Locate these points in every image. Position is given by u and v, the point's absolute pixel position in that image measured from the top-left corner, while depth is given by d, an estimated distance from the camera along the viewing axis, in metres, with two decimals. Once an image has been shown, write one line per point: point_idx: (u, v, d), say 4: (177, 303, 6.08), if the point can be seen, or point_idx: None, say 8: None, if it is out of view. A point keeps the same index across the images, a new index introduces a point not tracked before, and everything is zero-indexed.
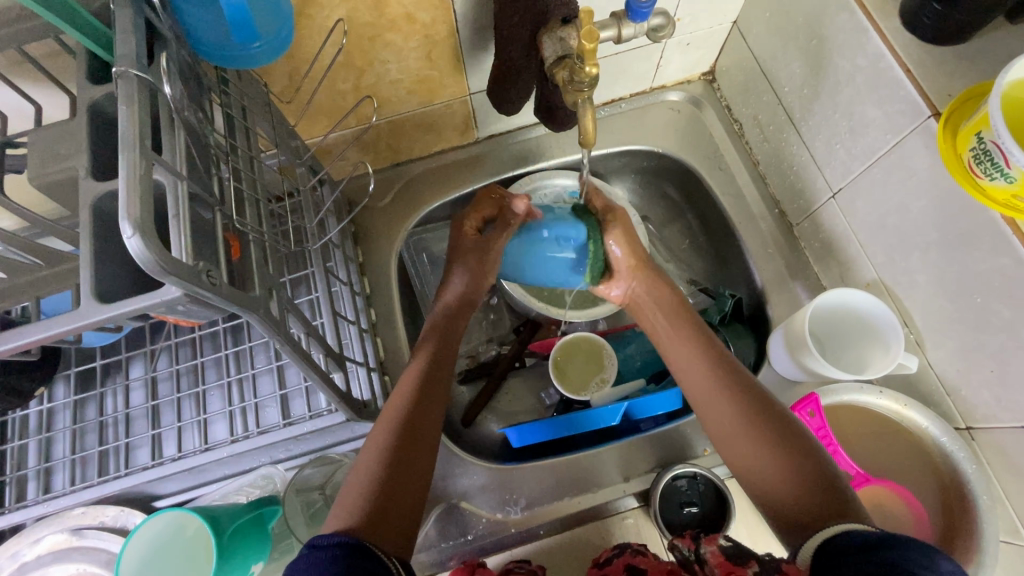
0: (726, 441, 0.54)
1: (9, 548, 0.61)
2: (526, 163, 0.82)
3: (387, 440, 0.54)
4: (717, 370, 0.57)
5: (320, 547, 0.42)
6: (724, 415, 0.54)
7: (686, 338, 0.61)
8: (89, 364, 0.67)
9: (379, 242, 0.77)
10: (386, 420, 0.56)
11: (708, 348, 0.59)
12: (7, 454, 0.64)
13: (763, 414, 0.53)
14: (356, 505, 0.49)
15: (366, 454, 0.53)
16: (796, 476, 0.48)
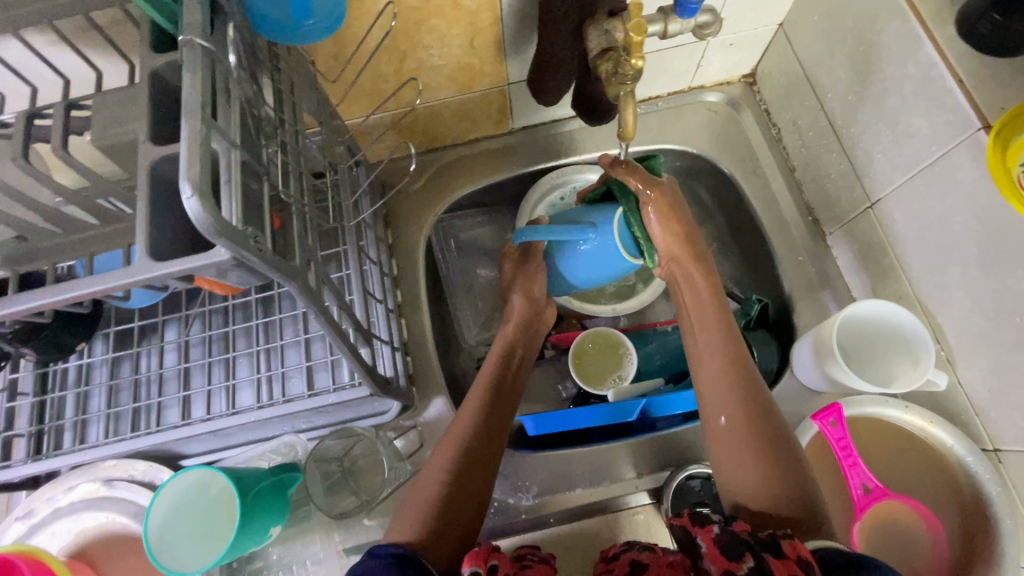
0: (718, 440, 0.54)
1: (48, 490, 0.64)
2: (557, 156, 0.82)
3: (452, 453, 0.57)
4: (733, 363, 0.57)
5: (377, 555, 0.46)
6: (728, 409, 0.54)
7: (713, 326, 0.61)
8: (128, 324, 0.70)
9: (410, 225, 0.79)
10: (452, 437, 0.59)
11: (733, 346, 0.58)
12: (48, 404, 0.68)
13: (765, 416, 0.53)
14: (419, 513, 0.52)
15: (430, 471, 0.56)
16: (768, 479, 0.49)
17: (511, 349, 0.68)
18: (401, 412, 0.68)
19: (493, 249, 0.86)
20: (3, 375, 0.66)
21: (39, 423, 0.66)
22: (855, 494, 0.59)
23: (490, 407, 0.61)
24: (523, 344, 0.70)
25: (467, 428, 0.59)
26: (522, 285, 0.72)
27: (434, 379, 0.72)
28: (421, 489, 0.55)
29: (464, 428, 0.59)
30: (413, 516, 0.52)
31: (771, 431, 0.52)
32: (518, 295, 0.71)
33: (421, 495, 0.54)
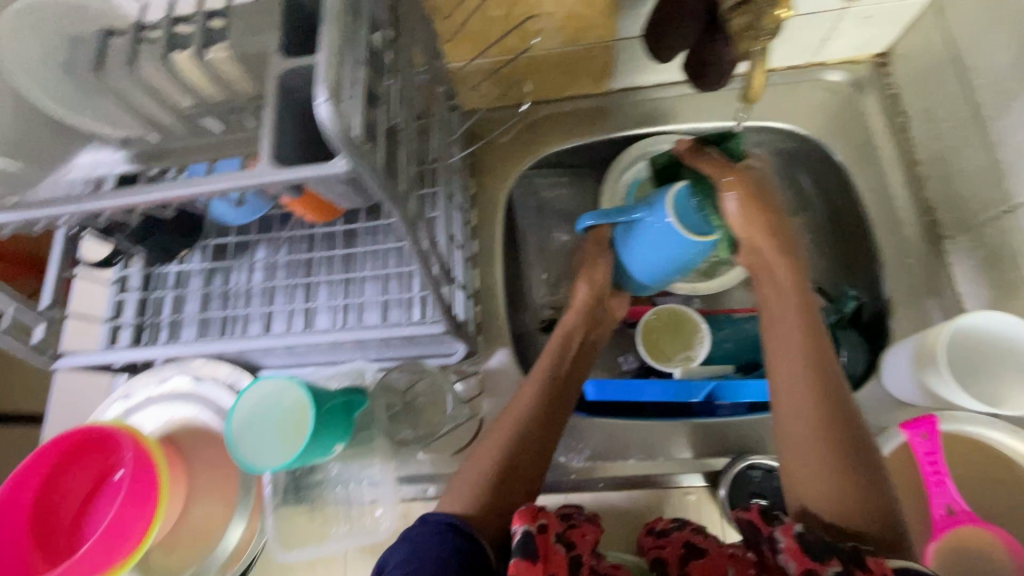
0: (791, 441, 0.52)
1: (146, 377, 0.71)
2: (653, 123, 0.79)
3: (508, 434, 0.58)
4: (812, 363, 0.53)
5: (429, 521, 0.49)
6: (804, 413, 0.52)
7: (792, 315, 0.56)
8: (225, 238, 0.74)
9: (494, 177, 0.79)
10: (516, 408, 0.59)
11: (814, 337, 0.54)
12: (149, 302, 0.74)
13: (841, 422, 0.51)
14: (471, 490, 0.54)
15: (486, 447, 0.57)
16: (851, 487, 0.48)
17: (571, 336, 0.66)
18: (465, 358, 0.69)
19: (572, 213, 0.85)
20: (116, 270, 0.73)
21: (141, 317, 0.72)
22: (936, 513, 0.56)
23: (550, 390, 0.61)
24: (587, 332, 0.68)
25: (525, 411, 0.59)
26: (590, 277, 0.69)
27: (499, 331, 0.72)
28: (474, 465, 0.56)
29: (524, 407, 0.59)
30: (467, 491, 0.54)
31: (848, 441, 0.50)
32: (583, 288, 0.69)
33: (476, 468, 0.56)
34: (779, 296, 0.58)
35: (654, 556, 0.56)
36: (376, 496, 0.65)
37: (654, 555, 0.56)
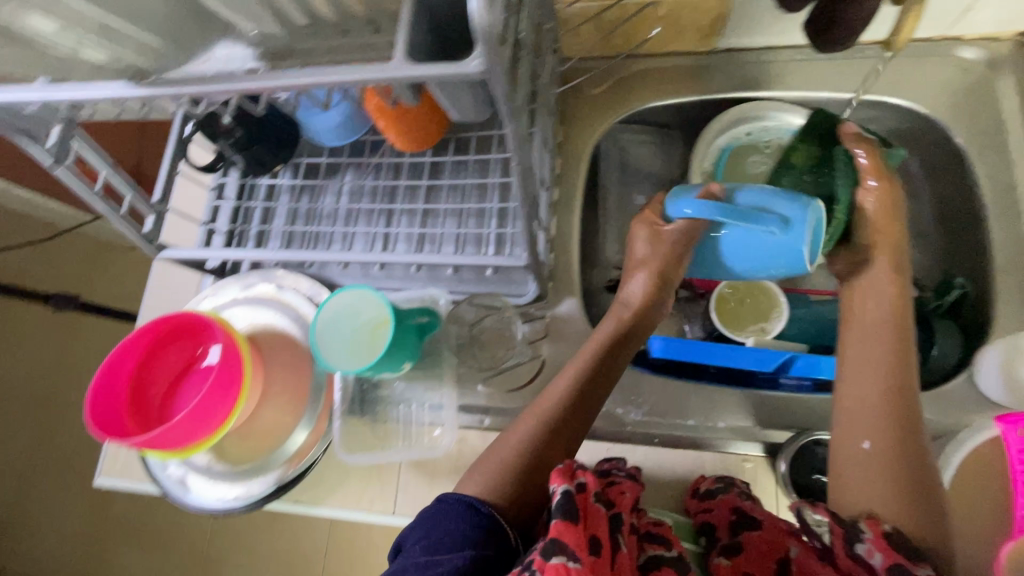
0: (853, 458, 0.51)
1: (233, 282, 0.75)
2: (754, 88, 0.75)
3: (546, 414, 0.57)
4: (891, 392, 0.53)
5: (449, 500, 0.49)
6: (876, 434, 0.52)
7: (879, 344, 0.56)
8: (316, 159, 0.77)
9: (582, 128, 0.78)
10: (558, 389, 0.59)
11: (901, 369, 0.54)
12: (239, 211, 0.77)
13: (912, 450, 0.50)
14: (499, 463, 0.54)
15: (519, 425, 0.57)
16: (919, 506, 0.47)
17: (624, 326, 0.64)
18: (535, 301, 0.70)
19: (655, 175, 0.83)
20: (216, 177, 0.77)
21: (233, 225, 0.76)
22: (1017, 514, 0.52)
23: (590, 376, 0.60)
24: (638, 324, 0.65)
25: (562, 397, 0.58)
26: (652, 266, 0.65)
27: (570, 280, 0.72)
28: (507, 439, 0.56)
29: (564, 390, 0.59)
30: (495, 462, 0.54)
31: (917, 469, 0.50)
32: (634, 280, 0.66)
33: (509, 441, 0.56)
34: (871, 323, 0.58)
35: (701, 521, 0.56)
36: (437, 418, 0.68)
37: (702, 520, 0.56)
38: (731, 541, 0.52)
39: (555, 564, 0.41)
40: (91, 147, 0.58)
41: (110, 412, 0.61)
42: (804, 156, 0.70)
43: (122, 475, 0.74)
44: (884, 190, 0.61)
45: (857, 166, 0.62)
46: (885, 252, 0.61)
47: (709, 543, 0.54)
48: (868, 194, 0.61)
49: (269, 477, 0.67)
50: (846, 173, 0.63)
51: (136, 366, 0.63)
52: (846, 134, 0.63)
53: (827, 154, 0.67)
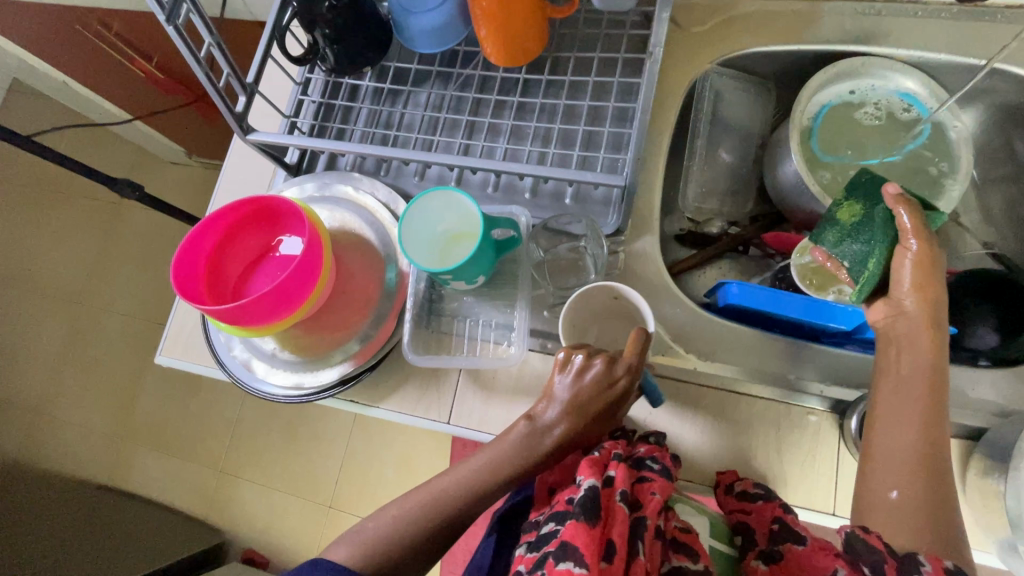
0: (880, 507, 0.52)
1: (310, 179, 0.75)
2: (870, 42, 0.71)
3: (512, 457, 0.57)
4: (927, 446, 0.53)
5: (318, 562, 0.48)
6: (903, 489, 0.52)
7: (917, 398, 0.54)
8: (406, 64, 0.76)
9: (679, 67, 0.75)
10: (516, 437, 0.58)
11: (935, 425, 0.54)
12: (320, 107, 0.77)
13: (938, 489, 0.52)
14: (474, 475, 0.56)
15: (497, 452, 0.57)
16: (935, 533, 0.50)
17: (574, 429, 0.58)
18: (614, 234, 0.69)
19: (745, 128, 0.80)
20: (304, 72, 0.76)
21: (315, 120, 0.76)
22: None
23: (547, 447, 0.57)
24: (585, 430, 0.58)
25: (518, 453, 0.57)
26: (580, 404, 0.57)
27: (650, 220, 0.71)
28: (482, 457, 0.57)
29: (515, 441, 0.58)
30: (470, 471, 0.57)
31: (938, 510, 0.51)
32: (551, 408, 0.58)
33: (478, 461, 0.57)
34: (907, 375, 0.55)
35: (737, 520, 0.56)
36: (504, 336, 0.67)
37: (738, 519, 0.56)
38: (769, 548, 0.51)
39: (562, 570, 0.44)
40: (200, 15, 0.57)
41: (191, 283, 0.62)
42: (849, 212, 0.62)
43: (183, 355, 0.76)
44: (922, 253, 0.56)
45: (895, 228, 0.57)
46: (925, 311, 0.56)
47: (746, 543, 0.54)
48: (903, 256, 0.57)
49: (335, 369, 0.67)
50: (884, 238, 0.57)
51: (214, 245, 0.64)
52: (888, 197, 0.57)
53: (871, 214, 0.60)
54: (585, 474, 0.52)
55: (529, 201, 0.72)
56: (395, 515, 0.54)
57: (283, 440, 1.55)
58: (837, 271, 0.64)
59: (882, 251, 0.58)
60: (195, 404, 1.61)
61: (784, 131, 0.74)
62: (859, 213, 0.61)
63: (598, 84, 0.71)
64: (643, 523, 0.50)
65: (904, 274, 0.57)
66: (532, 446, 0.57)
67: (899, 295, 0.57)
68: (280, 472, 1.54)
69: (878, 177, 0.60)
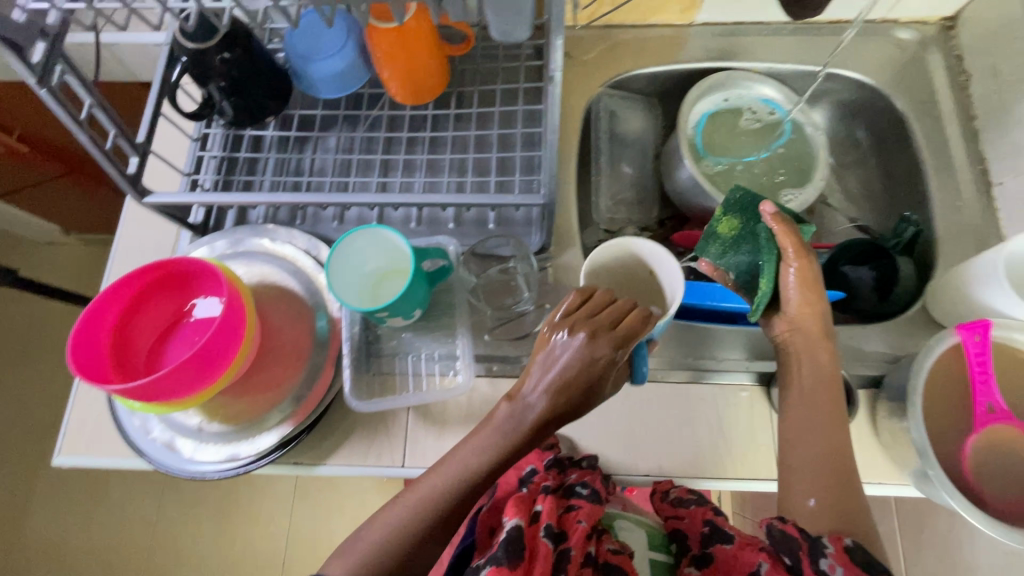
0: (799, 510, 0.57)
1: (220, 236, 0.71)
2: (730, 60, 0.82)
3: (451, 482, 0.53)
4: (831, 446, 0.58)
5: None
6: (816, 490, 0.56)
7: (815, 405, 0.60)
8: (310, 111, 0.76)
9: (573, 92, 0.81)
10: (453, 463, 0.53)
11: (835, 424, 0.59)
12: (225, 161, 0.74)
13: (844, 479, 0.57)
14: (413, 511, 0.52)
15: (430, 480, 0.53)
16: (849, 519, 0.54)
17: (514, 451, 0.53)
18: (540, 252, 0.72)
19: (640, 142, 0.88)
20: (200, 127, 0.73)
21: (218, 175, 0.73)
22: (978, 409, 0.57)
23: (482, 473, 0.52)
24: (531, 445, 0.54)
25: (457, 479, 0.52)
26: (557, 391, 0.52)
27: (571, 234, 0.75)
28: (419, 489, 0.53)
29: (456, 466, 0.53)
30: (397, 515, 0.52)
31: (847, 500, 0.55)
32: (535, 388, 0.53)
33: (414, 495, 0.53)
34: (809, 386, 0.61)
35: (672, 527, 0.60)
36: (449, 367, 0.66)
37: (673, 526, 0.60)
38: (702, 552, 0.56)
39: None
40: (77, 74, 0.54)
41: (93, 363, 0.55)
42: (728, 226, 0.64)
43: (90, 450, 0.67)
44: (803, 267, 0.61)
45: (777, 245, 0.61)
46: (817, 325, 0.61)
47: (681, 550, 0.58)
48: (788, 271, 0.62)
49: (272, 433, 0.62)
50: (769, 251, 0.61)
51: (118, 319, 0.58)
52: (766, 215, 0.61)
53: (750, 228, 0.63)
54: (509, 512, 0.51)
55: (454, 231, 0.73)
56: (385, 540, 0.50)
57: (215, 531, 1.39)
58: (723, 281, 0.65)
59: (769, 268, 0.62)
60: (101, 511, 1.41)
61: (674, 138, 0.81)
62: (738, 225, 0.63)
63: (504, 114, 0.75)
64: (567, 555, 0.50)
65: (790, 291, 0.62)
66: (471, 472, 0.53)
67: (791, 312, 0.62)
68: (214, 568, 1.37)
69: (749, 194, 0.64)
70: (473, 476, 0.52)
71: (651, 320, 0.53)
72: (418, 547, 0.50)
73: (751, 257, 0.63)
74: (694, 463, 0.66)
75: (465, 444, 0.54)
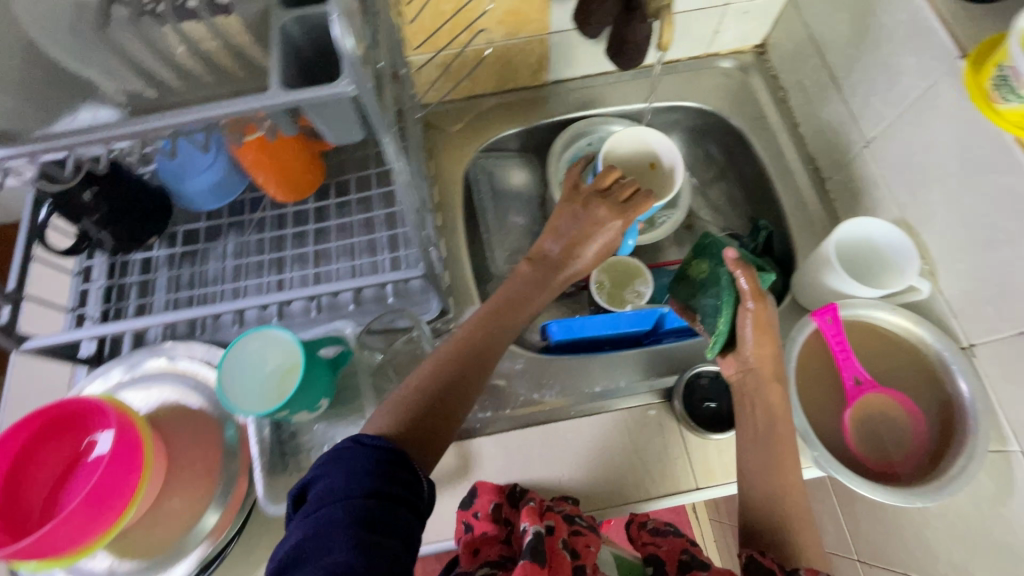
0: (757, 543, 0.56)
1: (114, 364, 0.70)
2: (586, 109, 0.90)
3: (446, 362, 0.59)
4: (787, 484, 0.57)
5: (365, 443, 0.47)
6: (775, 528, 0.56)
7: (768, 443, 0.59)
8: (194, 225, 0.78)
9: (449, 162, 0.86)
10: (450, 350, 0.60)
11: (787, 461, 0.58)
12: (115, 289, 0.74)
13: (798, 512, 0.57)
14: (412, 396, 0.56)
15: (421, 373, 0.58)
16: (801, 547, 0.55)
17: (490, 336, 0.62)
18: (438, 316, 0.76)
19: (523, 193, 0.94)
20: (81, 260, 0.73)
21: (107, 305, 0.73)
22: (849, 385, 0.63)
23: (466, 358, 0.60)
24: (525, 316, 0.66)
25: (451, 359, 0.59)
26: (572, 241, 0.71)
27: (468, 293, 0.79)
28: (414, 382, 0.57)
29: (450, 353, 0.60)
30: (395, 409, 0.55)
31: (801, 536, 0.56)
32: (557, 242, 0.71)
33: (411, 386, 0.57)
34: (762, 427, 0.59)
35: (648, 553, 0.60)
36: None
37: (651, 552, 0.59)
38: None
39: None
40: None
41: None
42: (699, 269, 0.68)
43: None
44: (760, 310, 0.60)
45: (737, 289, 0.61)
46: (767, 366, 0.61)
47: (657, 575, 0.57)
48: (745, 317, 0.61)
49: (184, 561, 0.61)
50: (727, 293, 0.61)
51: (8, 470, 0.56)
52: (730, 260, 0.60)
53: (716, 272, 0.65)
54: (528, 519, 0.54)
55: (355, 312, 0.75)
56: (424, 392, 0.56)
57: None
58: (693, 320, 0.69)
59: (727, 314, 0.62)
60: None
61: (546, 154, 0.92)
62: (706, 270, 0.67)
63: (384, 194, 0.79)
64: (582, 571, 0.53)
65: (748, 335, 0.61)
66: (466, 352, 0.60)
67: (745, 353, 0.62)
68: None
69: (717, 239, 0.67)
70: (460, 361, 0.59)
71: (649, 198, 0.74)
72: (453, 395, 0.57)
73: (715, 299, 0.65)
74: (619, 491, 0.67)
75: (452, 341, 0.62)
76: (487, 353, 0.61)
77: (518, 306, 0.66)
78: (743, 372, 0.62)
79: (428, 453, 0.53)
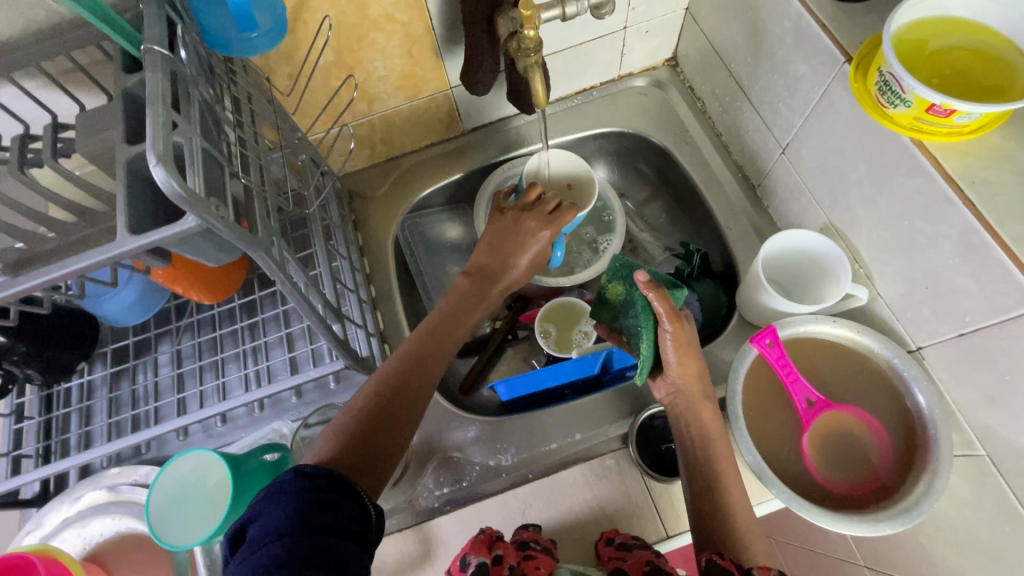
0: None
1: (54, 504, 0.67)
2: (508, 151, 0.89)
3: (386, 377, 0.55)
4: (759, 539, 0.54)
5: (305, 473, 0.43)
6: None
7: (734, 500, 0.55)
8: (124, 342, 0.76)
9: (377, 228, 0.85)
10: (392, 364, 0.56)
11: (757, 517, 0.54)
12: (52, 421, 0.73)
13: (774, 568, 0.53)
14: (352, 419, 0.52)
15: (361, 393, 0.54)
16: None
17: (432, 347, 0.58)
18: None
19: (459, 244, 0.92)
20: (11, 399, 0.71)
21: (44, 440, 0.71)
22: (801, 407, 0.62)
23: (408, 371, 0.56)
24: (463, 327, 0.62)
25: (393, 374, 0.55)
26: (504, 251, 0.67)
27: None
28: (354, 403, 0.53)
29: (392, 367, 0.56)
30: (336, 435, 0.51)
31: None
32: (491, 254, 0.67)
33: (354, 407, 0.53)
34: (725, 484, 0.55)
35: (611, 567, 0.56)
36: None
37: (614, 566, 0.55)
38: None
39: None
40: None
41: None
42: (615, 291, 0.64)
43: None
44: (678, 329, 0.57)
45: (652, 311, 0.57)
46: (695, 383, 0.59)
47: None
48: (664, 338, 0.58)
49: None
50: (645, 315, 0.58)
51: None
52: (641, 284, 0.54)
53: (630, 295, 0.61)
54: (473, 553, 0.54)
55: (297, 404, 0.73)
56: (366, 412, 0.52)
57: None
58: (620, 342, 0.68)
59: (647, 337, 0.59)
60: None
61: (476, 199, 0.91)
62: (621, 292, 0.63)
63: None
64: None
65: (669, 355, 0.59)
66: (409, 364, 0.56)
67: (670, 373, 0.59)
68: None
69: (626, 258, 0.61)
70: (402, 373, 0.55)
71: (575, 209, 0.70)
72: (398, 412, 0.53)
73: (636, 321, 0.61)
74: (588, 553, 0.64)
75: (394, 355, 0.58)
76: (429, 363, 0.57)
77: (457, 320, 0.62)
78: (672, 392, 0.60)
79: (375, 477, 0.49)
